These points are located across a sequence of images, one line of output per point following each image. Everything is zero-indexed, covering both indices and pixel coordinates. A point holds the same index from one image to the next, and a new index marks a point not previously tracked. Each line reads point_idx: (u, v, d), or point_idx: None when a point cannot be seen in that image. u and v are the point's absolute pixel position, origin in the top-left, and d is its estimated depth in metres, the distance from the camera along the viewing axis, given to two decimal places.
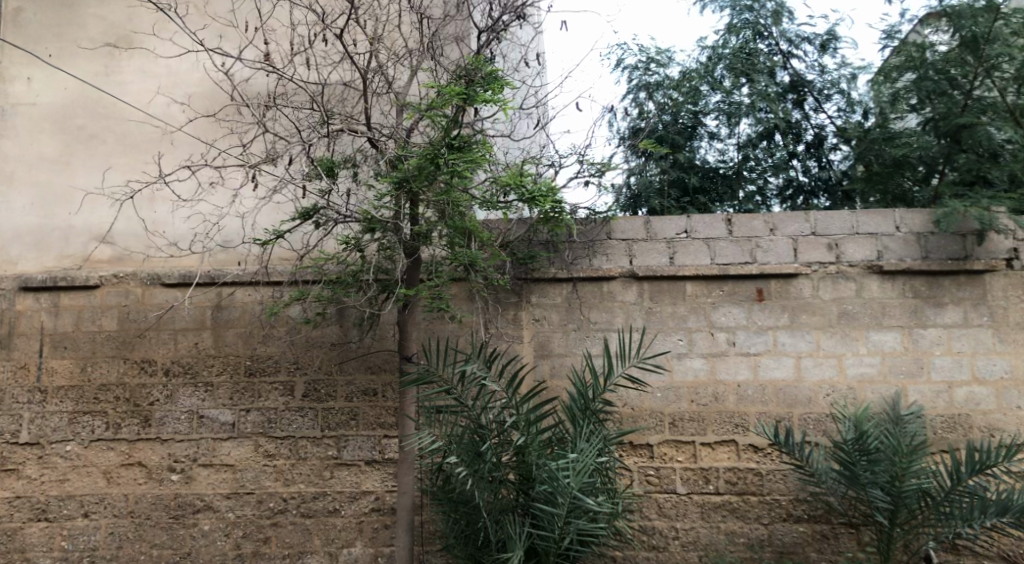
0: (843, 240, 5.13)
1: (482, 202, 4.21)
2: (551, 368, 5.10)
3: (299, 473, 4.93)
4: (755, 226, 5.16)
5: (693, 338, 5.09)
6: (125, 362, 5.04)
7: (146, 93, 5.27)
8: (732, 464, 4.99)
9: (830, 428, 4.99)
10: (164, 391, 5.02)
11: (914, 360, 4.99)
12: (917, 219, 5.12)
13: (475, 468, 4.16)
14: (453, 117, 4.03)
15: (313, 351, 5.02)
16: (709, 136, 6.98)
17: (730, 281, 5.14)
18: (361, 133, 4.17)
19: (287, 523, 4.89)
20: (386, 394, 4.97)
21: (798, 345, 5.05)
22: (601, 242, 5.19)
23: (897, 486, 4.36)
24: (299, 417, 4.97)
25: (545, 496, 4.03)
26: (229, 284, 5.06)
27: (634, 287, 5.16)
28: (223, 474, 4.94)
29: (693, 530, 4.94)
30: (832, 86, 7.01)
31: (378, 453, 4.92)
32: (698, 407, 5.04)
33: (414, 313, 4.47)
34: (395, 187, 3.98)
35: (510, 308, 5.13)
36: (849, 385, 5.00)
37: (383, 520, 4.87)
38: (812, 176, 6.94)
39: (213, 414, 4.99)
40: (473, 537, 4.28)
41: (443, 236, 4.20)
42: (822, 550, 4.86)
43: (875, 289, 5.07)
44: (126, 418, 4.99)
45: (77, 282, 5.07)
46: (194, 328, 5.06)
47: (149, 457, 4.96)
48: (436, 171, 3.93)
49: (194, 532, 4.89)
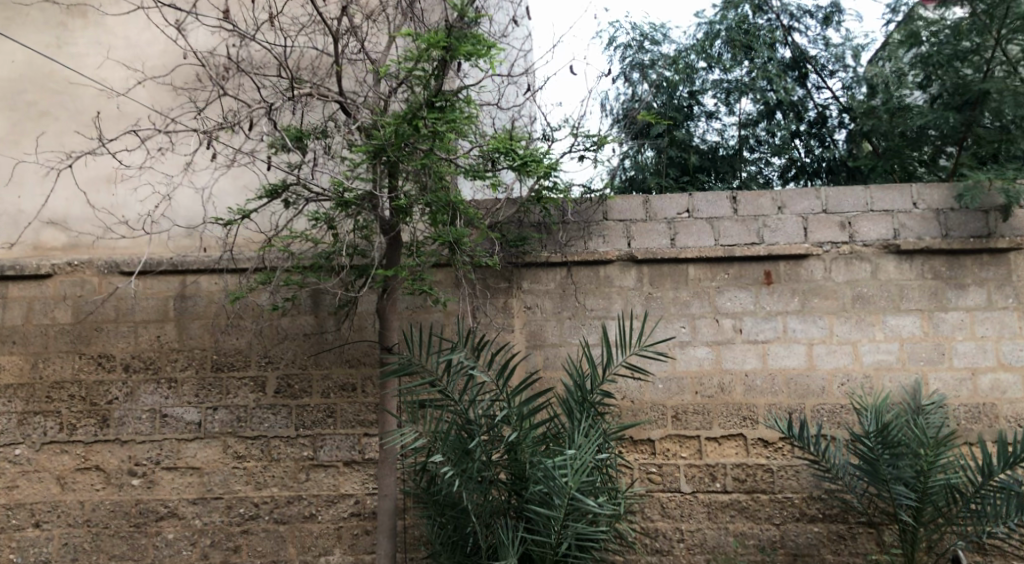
0: (857, 219, 4.77)
1: (469, 173, 3.76)
2: (545, 360, 4.73)
3: (271, 476, 4.53)
4: (761, 204, 4.80)
5: (698, 326, 4.73)
6: (80, 357, 4.63)
7: (96, 60, 4.84)
8: (741, 461, 4.62)
9: (846, 420, 4.63)
10: (123, 388, 4.61)
11: (935, 346, 4.64)
12: (936, 194, 4.76)
13: (463, 467, 3.76)
14: (433, 69, 3.58)
15: (286, 343, 4.62)
16: (707, 115, 6.60)
17: (735, 263, 4.77)
18: (330, 97, 3.74)
19: (259, 530, 4.50)
20: (366, 389, 4.57)
21: (810, 331, 4.69)
22: (597, 224, 4.82)
23: (923, 482, 4.01)
24: (271, 415, 4.57)
25: (540, 497, 3.64)
26: (193, 271, 4.64)
27: (632, 271, 4.78)
28: (188, 478, 4.54)
29: (699, 532, 4.57)
30: (837, 60, 6.62)
31: (358, 453, 4.53)
32: (703, 399, 4.67)
33: (395, 299, 4.03)
34: (371, 157, 3.60)
35: (499, 295, 4.75)
36: (865, 372, 4.65)
37: (363, 526, 4.49)
38: (816, 158, 6.54)
39: (177, 413, 4.58)
40: (461, 544, 3.88)
41: (425, 212, 3.80)
42: (838, 551, 4.52)
43: (892, 270, 4.71)
44: (82, 419, 4.58)
45: (27, 271, 4.64)
46: (156, 320, 4.65)
47: (108, 460, 4.55)
48: (415, 134, 3.52)
49: (157, 541, 4.49)
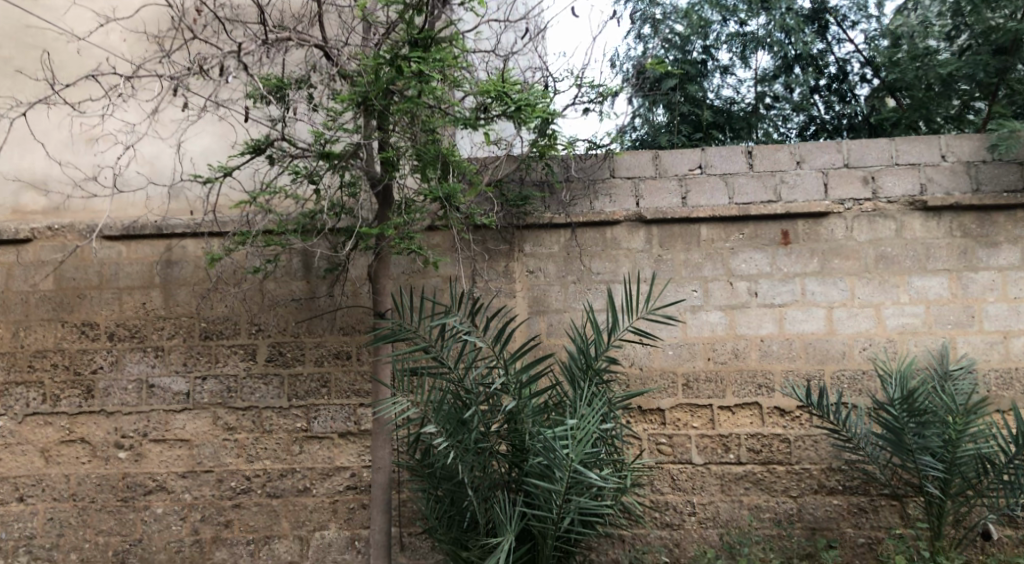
0: (881, 173, 4.47)
1: (461, 121, 3.49)
2: (548, 326, 4.47)
3: (264, 448, 4.34)
4: (779, 159, 4.51)
5: (710, 289, 4.46)
6: (62, 326, 4.44)
7: (62, 6, 4.53)
8: (756, 430, 4.38)
9: (868, 387, 4.37)
10: (108, 357, 4.41)
11: (963, 308, 4.36)
12: (968, 145, 4.45)
13: (458, 438, 3.53)
14: (417, 5, 3.31)
15: (277, 310, 4.40)
16: (721, 70, 6.28)
17: (751, 223, 4.48)
18: (311, 42, 3.45)
19: (251, 504, 4.31)
20: (361, 357, 4.35)
21: (830, 295, 4.42)
22: (603, 182, 4.55)
23: (952, 452, 3.75)
24: (262, 385, 4.37)
25: (540, 469, 3.42)
26: (179, 235, 4.42)
27: (641, 232, 4.51)
28: (178, 450, 4.35)
29: (712, 505, 4.34)
30: (859, 10, 6.26)
31: (353, 425, 4.33)
32: (716, 366, 4.42)
33: (386, 263, 3.82)
34: (355, 106, 3.34)
35: (499, 259, 4.51)
36: (889, 336, 4.37)
37: (359, 499, 4.30)
38: (837, 115, 6.19)
39: (164, 383, 4.39)
40: (458, 519, 3.67)
41: (415, 167, 3.55)
42: (859, 525, 4.28)
43: (918, 229, 4.41)
44: (67, 389, 4.40)
45: (4, 236, 4.43)
46: (140, 287, 4.43)
47: (93, 432, 4.38)
48: (398, 76, 3.25)
49: (146, 516, 4.31)
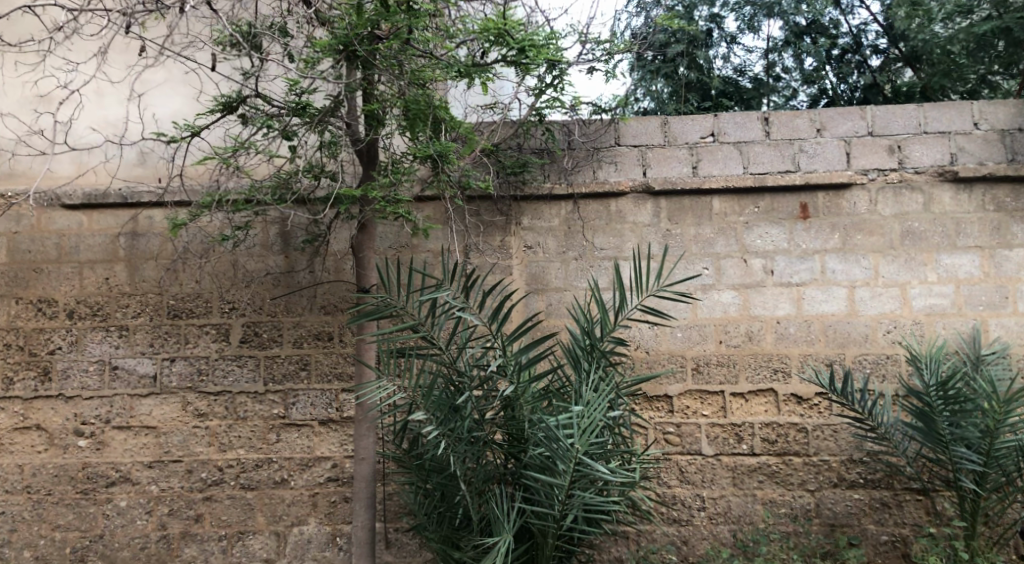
0: (908, 142, 4.12)
1: (455, 69, 3.12)
2: (547, 306, 4.12)
3: (237, 436, 3.98)
4: (798, 125, 4.16)
5: (723, 266, 4.11)
6: (16, 303, 4.06)
7: None
8: (771, 419, 4.05)
9: (892, 373, 4.04)
10: (67, 337, 4.03)
11: (996, 288, 4.03)
12: (1003, 111, 4.10)
13: (450, 427, 3.17)
14: None
15: (252, 286, 4.04)
16: (729, 39, 5.90)
17: (767, 195, 4.14)
18: None
19: (223, 497, 3.96)
20: (344, 338, 4.00)
21: (852, 273, 4.08)
22: (607, 149, 4.19)
23: (989, 442, 3.43)
24: (236, 368, 4.01)
25: (540, 462, 3.07)
26: (146, 204, 4.04)
27: (648, 204, 4.16)
28: (143, 439, 3.99)
29: (723, 499, 4.01)
30: None
31: (334, 412, 3.97)
32: (728, 350, 4.08)
33: (370, 234, 3.47)
34: (334, 50, 2.96)
35: (495, 233, 4.14)
36: (915, 319, 4.04)
37: (341, 492, 3.95)
38: (851, 87, 5.83)
39: (128, 365, 4.01)
40: (449, 516, 3.32)
41: (402, 121, 3.18)
42: (881, 521, 3.97)
43: (948, 202, 4.08)
44: (21, 372, 4.03)
45: None
46: (103, 261, 4.05)
47: (50, 419, 4.00)
48: (382, 15, 2.88)
49: (108, 510, 3.95)
